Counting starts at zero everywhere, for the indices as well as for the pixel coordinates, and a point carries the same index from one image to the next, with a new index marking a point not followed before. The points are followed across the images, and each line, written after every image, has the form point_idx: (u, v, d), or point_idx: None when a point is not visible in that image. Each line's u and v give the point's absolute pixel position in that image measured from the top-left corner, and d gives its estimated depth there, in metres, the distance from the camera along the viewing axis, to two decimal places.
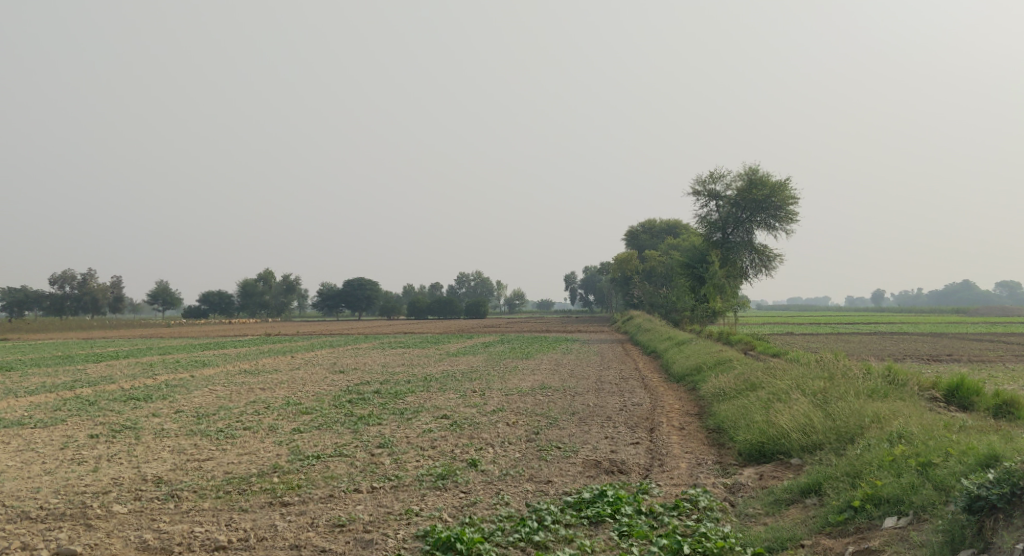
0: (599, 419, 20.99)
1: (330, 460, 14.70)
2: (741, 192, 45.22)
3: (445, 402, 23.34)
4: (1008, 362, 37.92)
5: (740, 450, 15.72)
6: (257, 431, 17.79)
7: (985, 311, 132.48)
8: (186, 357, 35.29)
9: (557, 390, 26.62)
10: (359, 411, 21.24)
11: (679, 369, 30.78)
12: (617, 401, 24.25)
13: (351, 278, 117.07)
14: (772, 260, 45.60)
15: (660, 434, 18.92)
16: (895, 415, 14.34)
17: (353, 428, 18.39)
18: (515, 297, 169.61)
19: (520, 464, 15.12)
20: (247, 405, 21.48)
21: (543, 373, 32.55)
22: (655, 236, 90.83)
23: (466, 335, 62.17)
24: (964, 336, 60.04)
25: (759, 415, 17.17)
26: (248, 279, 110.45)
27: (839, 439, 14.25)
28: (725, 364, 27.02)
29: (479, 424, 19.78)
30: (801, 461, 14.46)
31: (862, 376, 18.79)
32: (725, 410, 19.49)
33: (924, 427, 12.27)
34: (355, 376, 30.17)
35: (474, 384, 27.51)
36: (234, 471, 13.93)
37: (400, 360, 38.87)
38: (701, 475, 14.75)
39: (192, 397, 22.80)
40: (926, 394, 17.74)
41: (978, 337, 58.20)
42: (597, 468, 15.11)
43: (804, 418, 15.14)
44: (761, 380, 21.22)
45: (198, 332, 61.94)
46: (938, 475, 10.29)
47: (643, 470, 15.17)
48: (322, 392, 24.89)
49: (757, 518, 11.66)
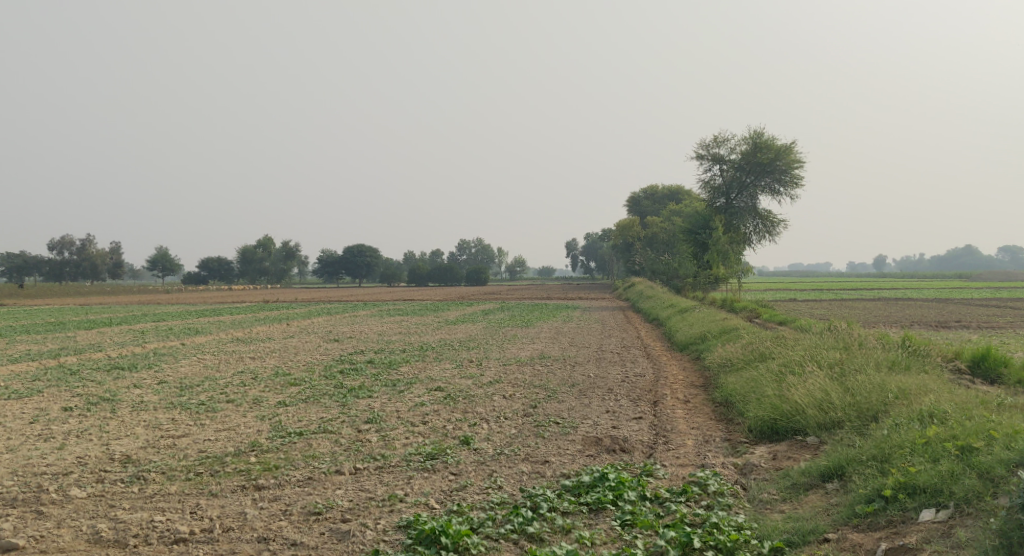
0: (600, 392, 20.01)
1: (312, 438, 13.66)
2: (745, 156, 44.05)
3: (440, 374, 22.37)
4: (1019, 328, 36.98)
5: (750, 427, 14.78)
6: (240, 404, 16.58)
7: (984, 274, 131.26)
8: (178, 324, 34.28)
9: (557, 360, 25.67)
10: (349, 382, 20.22)
11: (682, 337, 29.85)
12: (618, 372, 23.31)
13: (351, 245, 116.16)
14: (776, 226, 44.72)
15: (664, 407, 17.97)
16: (922, 391, 13.39)
17: (341, 401, 17.40)
18: (515, 264, 168.52)
19: (516, 442, 14.17)
20: (233, 376, 20.48)
21: (543, 341, 31.64)
22: (657, 203, 89.72)
23: (466, 303, 61.20)
24: (968, 301, 59.12)
25: (770, 389, 16.20)
26: (248, 245, 109.27)
27: (860, 417, 13.34)
28: (731, 333, 26.07)
29: (474, 397, 18.82)
30: (818, 440, 13.52)
31: (879, 348, 17.82)
32: (734, 383, 18.55)
33: (958, 407, 11.31)
34: (350, 345, 29.18)
35: (471, 354, 26.56)
36: (208, 450, 12.67)
37: (397, 328, 37.88)
38: (709, 455, 13.79)
39: (178, 366, 21.78)
40: (948, 367, 16.82)
41: (984, 302, 57.34)
42: (598, 446, 14.18)
43: (820, 394, 14.23)
44: (771, 350, 20.24)
45: (198, 298, 61.08)
46: (982, 463, 9.30)
47: (647, 449, 14.20)
48: (313, 362, 23.86)
49: (772, 506, 10.80)
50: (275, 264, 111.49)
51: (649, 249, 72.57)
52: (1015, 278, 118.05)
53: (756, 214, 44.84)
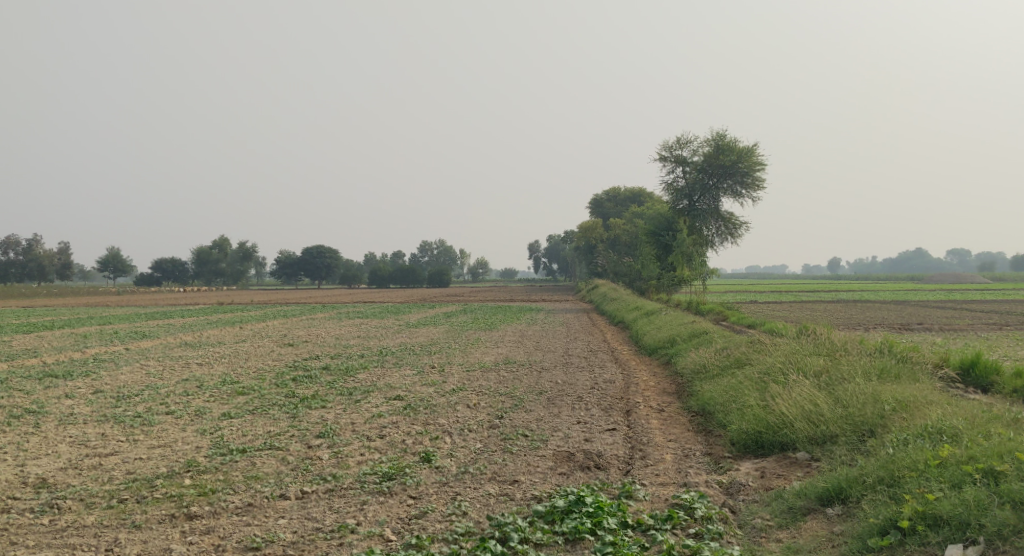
0: (569, 400, 18.90)
1: (256, 455, 12.25)
2: (707, 158, 43.30)
3: (400, 381, 21.13)
4: (985, 330, 36.74)
5: (732, 440, 13.75)
6: (180, 416, 15.15)
7: (936, 277, 132.16)
8: (125, 327, 32.59)
9: (521, 365, 24.51)
10: (302, 391, 18.83)
11: (650, 340, 28.85)
12: (586, 378, 22.24)
13: (310, 246, 114.11)
14: (739, 228, 44.12)
15: (637, 417, 16.86)
16: (920, 403, 12.46)
17: (292, 413, 16.06)
18: (477, 265, 167.18)
19: (481, 459, 12.95)
20: (177, 384, 19.02)
21: (507, 345, 30.49)
22: (620, 205, 89.07)
23: (428, 305, 59.86)
24: (927, 303, 59.24)
25: (752, 398, 15.20)
26: (203, 246, 106.75)
27: (854, 431, 12.38)
28: (700, 337, 25.15)
29: (436, 407, 17.62)
30: (809, 456, 12.51)
31: (864, 354, 16.97)
32: (710, 391, 17.55)
33: (969, 425, 10.37)
34: (305, 349, 27.75)
35: (432, 359, 25.35)
36: (138, 471, 11.21)
37: (355, 332, 36.45)
38: (691, 471, 12.71)
39: (117, 374, 20.24)
40: (937, 372, 16.04)
41: (944, 304, 57.45)
42: (570, 463, 13.01)
43: (809, 404, 13.25)
44: (749, 357, 19.28)
45: (149, 300, 59.35)
46: (1015, 491, 8.32)
47: (622, 465, 13.08)
48: (264, 369, 22.39)
49: (767, 533, 9.80)
50: (232, 266, 109.26)
51: (612, 251, 71.77)
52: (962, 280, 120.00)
53: (719, 216, 44.24)
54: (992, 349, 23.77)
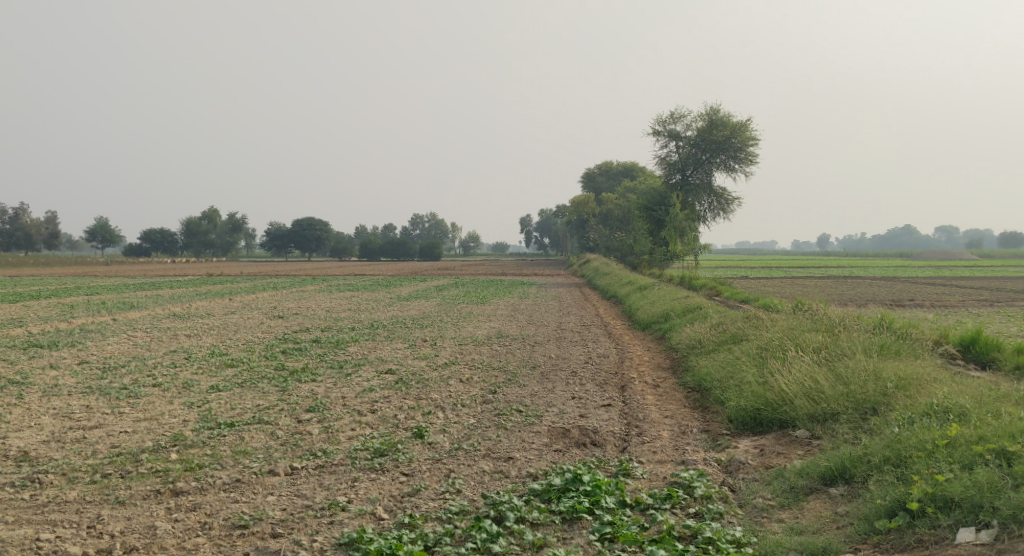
0: (564, 375, 18.64)
1: (245, 430, 11.93)
2: (701, 133, 42.86)
3: (392, 355, 20.85)
4: (976, 306, 36.64)
5: (730, 417, 13.50)
6: (167, 389, 14.81)
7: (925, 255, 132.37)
8: (112, 298, 32.15)
9: (515, 340, 24.23)
10: (292, 365, 18.49)
11: (644, 315, 28.58)
12: (580, 353, 21.99)
13: (300, 218, 113.36)
14: (731, 204, 43.83)
15: (633, 393, 16.61)
16: (923, 381, 12.22)
17: (281, 386, 15.75)
18: (468, 240, 166.78)
19: (474, 435, 12.66)
20: (164, 356, 18.68)
21: (500, 319, 30.22)
22: (612, 180, 88.68)
23: (419, 278, 59.46)
24: (917, 278, 59.26)
25: (750, 375, 14.95)
26: (192, 217, 105.86)
27: (856, 409, 12.13)
28: (694, 312, 24.92)
29: (428, 381, 17.33)
30: (809, 434, 12.27)
31: (862, 330, 16.72)
32: (706, 366, 17.31)
33: (976, 403, 10.13)
34: (295, 322, 27.39)
35: (424, 333, 25.06)
36: (122, 445, 10.87)
37: (345, 304, 36.12)
38: (689, 449, 12.45)
39: (103, 345, 19.86)
40: (937, 349, 15.80)
41: (934, 280, 57.47)
42: (566, 440, 12.75)
43: (809, 381, 13.00)
44: (745, 332, 19.02)
45: (137, 271, 58.90)
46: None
47: (619, 442, 12.80)
48: (253, 342, 22.04)
49: (769, 513, 9.56)
50: (222, 237, 108.59)
51: (604, 225, 71.46)
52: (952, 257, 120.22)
53: (712, 191, 43.90)
54: (988, 325, 23.58)
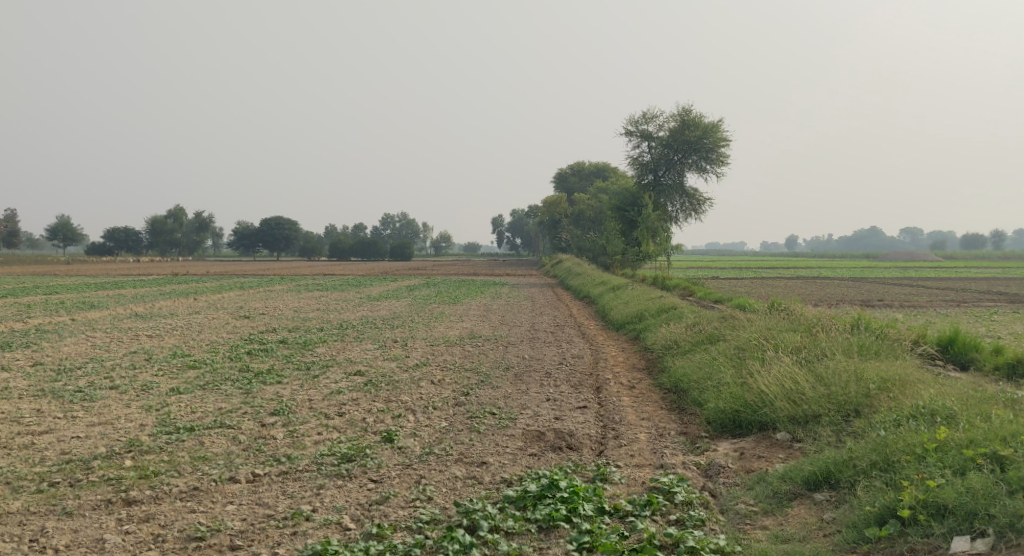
0: (538, 376, 18.26)
1: (205, 435, 11.41)
2: (673, 133, 42.64)
3: (361, 356, 20.36)
4: (944, 307, 36.72)
5: (708, 419, 13.16)
6: (125, 391, 14.25)
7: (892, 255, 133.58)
8: (72, 297, 31.36)
9: (487, 340, 23.83)
10: (257, 366, 17.97)
11: (618, 315, 28.29)
12: (554, 353, 21.62)
13: (269, 217, 112.21)
14: (703, 204, 43.68)
15: (608, 395, 16.25)
16: (906, 382, 11.94)
17: (245, 389, 15.23)
18: (440, 240, 166.15)
19: (446, 439, 12.23)
20: (124, 357, 18.08)
21: (472, 319, 29.80)
22: (584, 180, 88.52)
23: (389, 278, 58.88)
24: (884, 280, 59.65)
25: (728, 376, 14.62)
26: (158, 216, 104.42)
27: (837, 411, 11.84)
28: (669, 312, 24.62)
29: (398, 383, 16.87)
30: (790, 436, 11.95)
31: (840, 330, 16.45)
32: (683, 367, 16.99)
33: (963, 405, 9.86)
34: (262, 322, 26.79)
35: (395, 334, 24.58)
36: (73, 451, 10.33)
37: (313, 304, 35.53)
38: (667, 452, 12.10)
39: (60, 346, 19.22)
40: (915, 349, 15.57)
41: (901, 281, 57.84)
42: (541, 443, 12.34)
43: (790, 382, 12.68)
44: (721, 333, 18.73)
45: (100, 270, 57.83)
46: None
47: (595, 445, 12.42)
48: (217, 343, 21.45)
49: (752, 520, 9.22)
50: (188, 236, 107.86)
51: (576, 226, 71.23)
52: (918, 257, 121.38)
53: (684, 192, 43.71)
54: (961, 326, 23.49)
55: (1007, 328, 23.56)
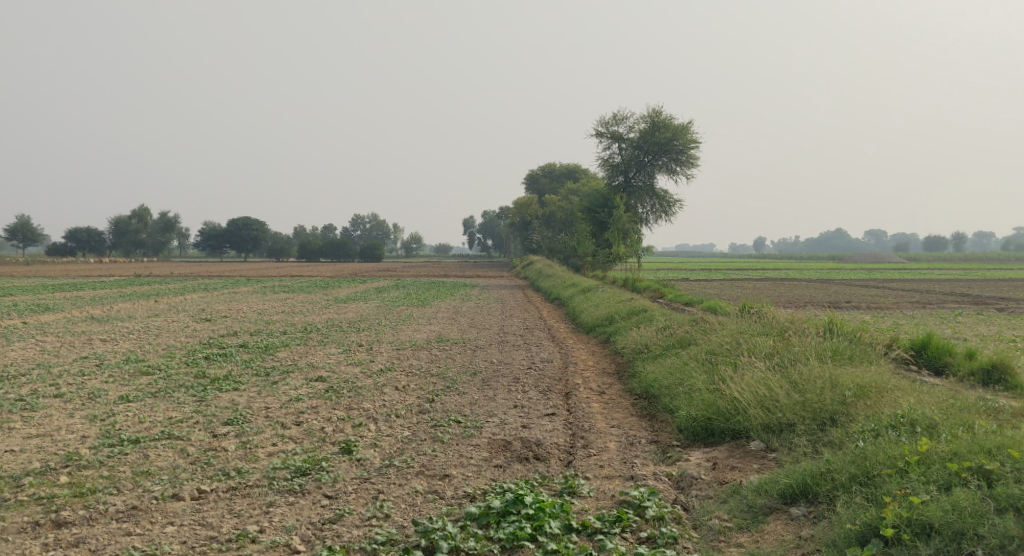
0: (505, 381, 17.77)
1: (151, 447, 10.81)
2: (643, 135, 42.31)
3: (323, 361, 19.76)
4: (910, 309, 36.69)
5: (679, 427, 12.73)
6: (70, 400, 13.60)
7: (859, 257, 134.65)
8: (27, 300, 30.44)
9: (455, 344, 23.29)
10: (214, 372, 17.35)
11: (588, 317, 27.84)
12: (523, 358, 21.14)
13: (236, 218, 110.81)
14: (673, 206, 43.45)
15: (577, 400, 15.79)
16: (882, 389, 11.57)
17: (199, 397, 14.62)
18: (411, 241, 165.24)
19: (408, 450, 11.69)
20: (73, 362, 17.38)
21: (440, 322, 29.25)
22: (555, 182, 88.17)
23: (358, 279, 58.37)
24: (850, 281, 59.84)
25: (701, 382, 14.20)
26: (122, 216, 102.79)
27: (813, 419, 11.45)
28: (640, 315, 24.25)
29: (360, 390, 16.32)
30: (764, 445, 11.54)
31: (813, 334, 16.09)
32: (653, 372, 16.57)
33: (945, 414, 9.48)
34: (223, 326, 26.08)
35: (360, 337, 24.00)
36: (4, 467, 9.72)
37: (278, 307, 34.80)
38: (637, 462, 11.64)
39: (6, 352, 18.46)
40: (889, 353, 15.22)
41: (867, 283, 58.00)
42: (506, 454, 11.84)
43: (764, 389, 12.27)
44: (693, 337, 18.33)
45: (61, 272, 56.61)
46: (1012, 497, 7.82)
47: (563, 455, 11.93)
48: (174, 348, 20.76)
49: (726, 537, 8.80)
50: (153, 237, 106.38)
51: (547, 227, 70.82)
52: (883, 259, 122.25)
53: (654, 194, 43.44)
54: (930, 328, 23.27)
55: (975, 331, 23.37)
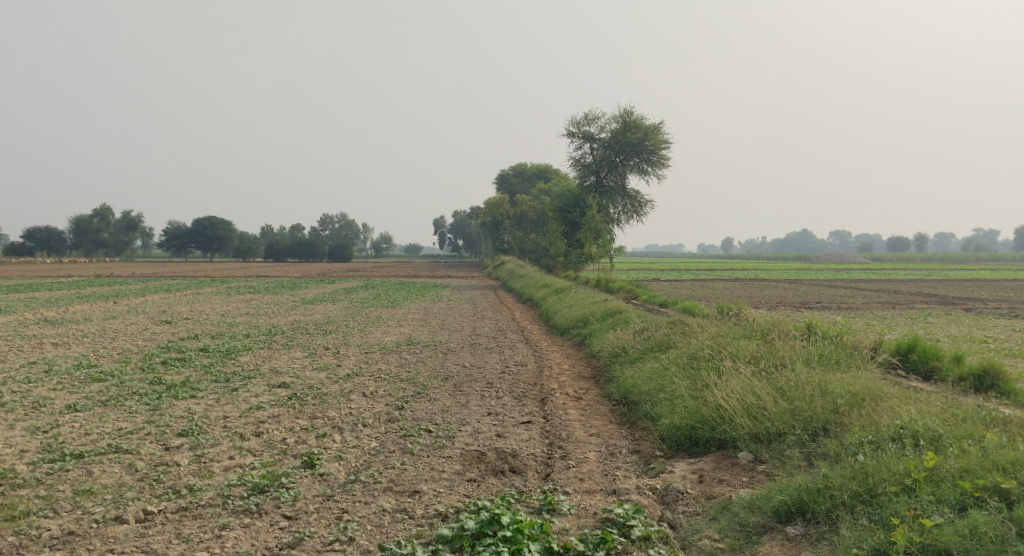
0: (478, 387, 17.09)
1: (95, 462, 10.04)
2: (614, 135, 41.79)
3: (286, 366, 18.97)
4: (881, 309, 36.45)
5: (662, 436, 12.06)
6: (12, 410, 12.77)
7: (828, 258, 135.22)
8: None
9: (426, 347, 22.57)
10: (170, 379, 16.53)
11: (560, 319, 27.18)
12: (495, 361, 20.47)
13: (202, 217, 109.17)
14: (644, 206, 43.01)
15: (554, 407, 15.14)
16: (875, 397, 11.02)
17: (153, 405, 13.82)
18: (381, 241, 163.95)
19: (375, 463, 10.97)
20: (20, 369, 16.49)
21: (410, 324, 28.48)
22: (526, 182, 87.60)
23: (326, 280, 57.35)
24: (819, 281, 59.73)
25: (683, 387, 13.60)
26: (83, 215, 101.04)
27: (804, 429, 10.86)
28: (616, 316, 23.64)
29: (325, 396, 15.58)
30: (752, 457, 10.92)
31: (796, 337, 15.51)
32: (632, 377, 15.96)
33: (949, 425, 9.25)
34: (184, 328, 25.15)
35: (327, 340, 23.22)
36: None
37: (243, 308, 33.90)
38: (619, 474, 10.98)
39: None
40: (875, 357, 14.65)
41: (836, 283, 57.85)
42: (480, 466, 11.12)
43: (750, 396, 11.65)
44: (672, 340, 17.73)
45: (19, 272, 55.17)
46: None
47: (541, 467, 11.25)
48: (129, 352, 19.89)
49: None
50: (116, 237, 104.61)
51: (519, 228, 70.18)
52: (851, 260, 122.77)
53: (625, 194, 42.99)
54: (906, 329, 22.85)
55: (950, 332, 23.01)
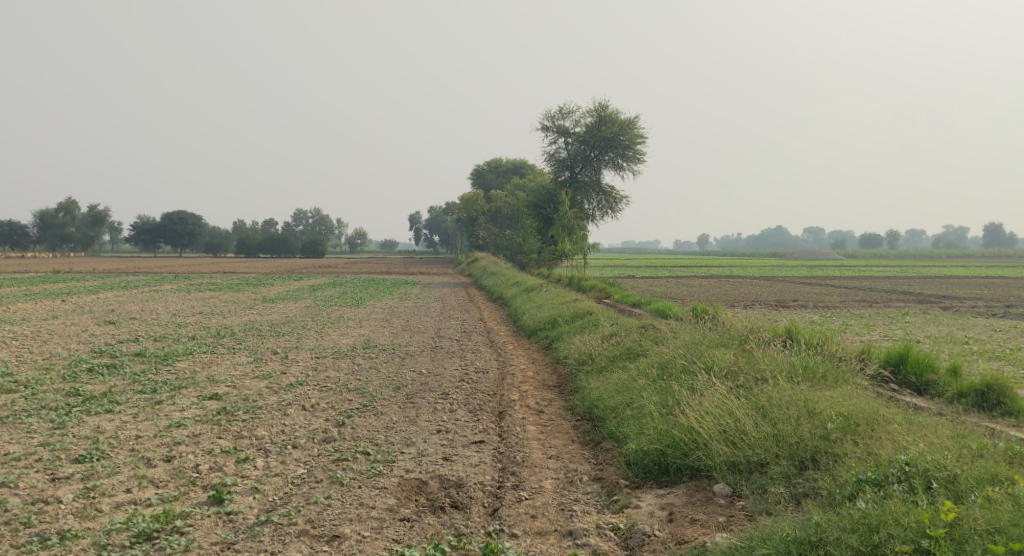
0: (432, 398, 15.60)
1: None
2: (588, 129, 40.39)
3: (226, 374, 17.35)
4: (857, 307, 35.38)
5: (626, 459, 10.52)
6: None
7: (803, 254, 134.76)
8: None
9: (383, 351, 21.05)
10: (92, 390, 14.96)
11: (528, 321, 25.74)
12: (454, 367, 19.01)
13: (171, 211, 106.71)
14: (619, 202, 41.67)
15: (511, 422, 13.69)
16: (870, 420, 9.64)
17: (59, 422, 12.26)
18: (356, 236, 161.74)
19: (297, 495, 9.53)
20: None
21: (371, 324, 26.93)
22: (502, 177, 85.98)
23: (294, 276, 55.43)
24: (793, 278, 58.60)
25: (653, 405, 12.20)
26: (48, 209, 98.49)
27: (789, 459, 9.49)
28: (585, 319, 22.21)
29: (259, 410, 14.05)
30: (729, 490, 9.51)
31: (776, 345, 14.12)
32: (597, 389, 14.56)
33: (965, 462, 8.63)
34: (126, 330, 23.39)
35: (276, 344, 21.63)
36: None
37: (197, 308, 32.17)
38: (577, 509, 9.53)
39: None
40: (865, 369, 13.24)
41: (809, 278, 56.87)
42: (419, 500, 9.61)
43: (727, 416, 10.20)
44: (643, 347, 16.35)
45: None
46: None
47: (488, 498, 9.75)
48: (56, 357, 18.20)
49: None
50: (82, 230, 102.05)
51: (494, 224, 68.57)
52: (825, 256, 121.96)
53: (600, 190, 41.64)
54: (885, 330, 21.59)
55: (931, 332, 21.83)
